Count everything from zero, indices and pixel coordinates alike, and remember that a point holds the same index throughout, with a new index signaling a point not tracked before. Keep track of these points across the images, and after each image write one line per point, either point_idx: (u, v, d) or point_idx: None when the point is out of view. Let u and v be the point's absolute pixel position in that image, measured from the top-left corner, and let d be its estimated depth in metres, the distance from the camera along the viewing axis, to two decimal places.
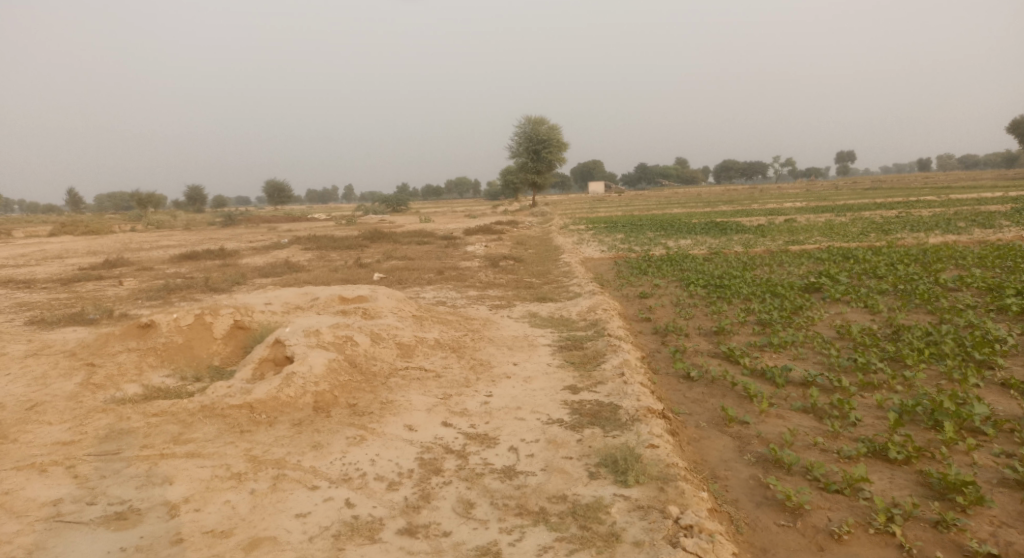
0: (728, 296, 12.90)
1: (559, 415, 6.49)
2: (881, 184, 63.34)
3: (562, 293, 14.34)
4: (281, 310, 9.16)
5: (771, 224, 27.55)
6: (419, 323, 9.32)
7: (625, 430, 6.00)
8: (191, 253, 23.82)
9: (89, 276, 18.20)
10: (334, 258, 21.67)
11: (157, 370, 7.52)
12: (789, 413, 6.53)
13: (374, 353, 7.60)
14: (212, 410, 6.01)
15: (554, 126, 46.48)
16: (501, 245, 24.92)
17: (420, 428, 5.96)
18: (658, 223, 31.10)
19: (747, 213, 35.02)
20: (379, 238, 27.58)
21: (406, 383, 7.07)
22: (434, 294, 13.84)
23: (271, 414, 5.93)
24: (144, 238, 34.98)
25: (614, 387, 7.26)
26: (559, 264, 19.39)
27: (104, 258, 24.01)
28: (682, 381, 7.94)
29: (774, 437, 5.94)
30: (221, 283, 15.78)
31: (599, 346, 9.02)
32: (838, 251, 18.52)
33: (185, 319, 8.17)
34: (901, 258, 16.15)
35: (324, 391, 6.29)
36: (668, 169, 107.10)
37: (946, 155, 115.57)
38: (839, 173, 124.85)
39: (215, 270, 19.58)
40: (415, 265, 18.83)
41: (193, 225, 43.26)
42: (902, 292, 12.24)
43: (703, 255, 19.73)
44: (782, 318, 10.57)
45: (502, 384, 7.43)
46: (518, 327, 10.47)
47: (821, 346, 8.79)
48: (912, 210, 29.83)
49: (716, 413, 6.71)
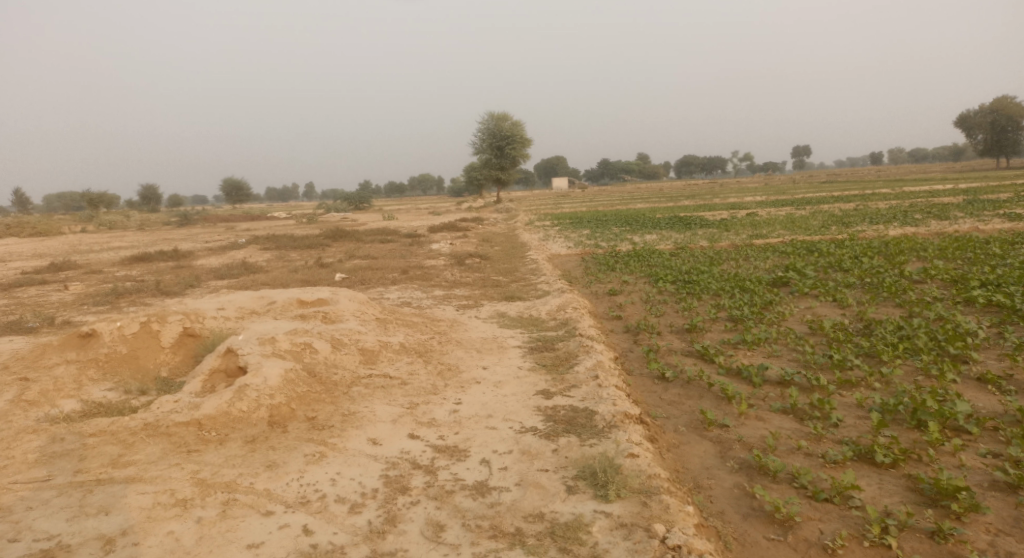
0: (698, 292, 12.77)
1: (533, 423, 6.17)
2: (837, 178, 64.91)
3: (530, 291, 14.01)
4: (235, 315, 8.63)
5: (734, 218, 27.76)
6: (383, 327, 8.89)
7: (602, 439, 5.71)
8: (143, 255, 22.77)
9: (32, 281, 17.17)
10: (294, 258, 20.95)
11: (97, 384, 6.91)
12: (769, 415, 6.38)
13: (335, 360, 7.17)
14: (156, 429, 5.42)
15: (517, 122, 46.16)
16: (467, 242, 24.51)
17: (385, 442, 5.57)
18: (623, 218, 31.06)
19: (710, 207, 35.35)
20: (341, 237, 26.86)
21: (369, 392, 6.65)
22: (399, 294, 13.38)
23: (222, 431, 5.44)
24: (94, 239, 33.52)
25: (588, 390, 6.97)
26: (526, 261, 19.10)
27: (48, 261, 22.78)
28: (657, 382, 7.71)
29: (756, 442, 5.76)
30: (174, 286, 15.02)
31: (571, 347, 8.73)
32: (802, 244, 18.66)
33: (130, 327, 7.58)
34: (864, 251, 16.32)
35: (279, 404, 5.84)
36: (631, 164, 107.88)
37: (898, 149, 119.01)
38: (797, 167, 127.64)
39: (168, 272, 18.72)
40: (379, 264, 18.31)
41: (147, 225, 41.73)
42: (869, 285, 12.30)
43: (670, 250, 19.67)
44: (754, 314, 10.45)
45: (471, 390, 7.07)
46: (486, 328, 10.11)
47: (795, 342, 8.70)
48: (870, 203, 30.43)
49: (694, 416, 6.49)
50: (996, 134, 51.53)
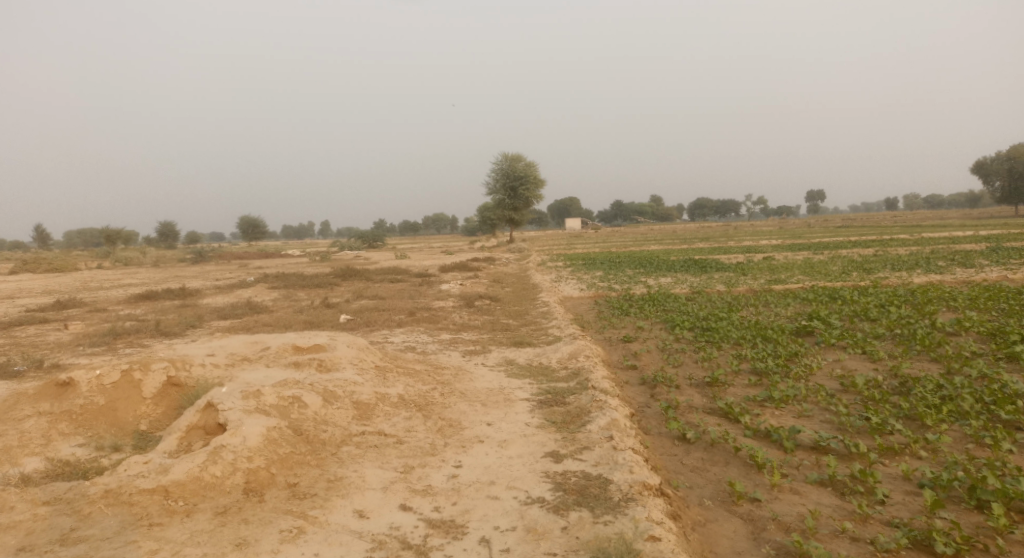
0: (717, 341, 12.10)
1: (540, 492, 5.53)
2: (852, 222, 64.36)
3: (541, 336, 13.41)
4: (225, 363, 8.10)
5: (751, 263, 27.10)
6: (382, 376, 8.31)
7: (618, 515, 5.06)
8: (150, 292, 22.48)
9: (33, 319, 16.81)
10: (301, 298, 20.55)
11: (68, 439, 6.35)
12: (805, 488, 5.72)
13: (326, 416, 6.59)
14: (117, 496, 4.80)
15: (531, 163, 46.32)
16: (477, 283, 24.05)
17: (374, 516, 4.96)
18: (637, 260, 30.53)
19: (725, 250, 34.78)
20: (350, 276, 26.50)
21: (360, 453, 6.05)
22: (404, 339, 12.83)
23: (191, 500, 4.83)
24: (106, 275, 33.42)
25: (602, 454, 6.33)
26: (537, 304, 18.57)
27: (56, 298, 22.58)
28: (677, 444, 7.05)
29: (793, 522, 5.11)
30: (174, 326, 14.56)
31: (583, 401, 8.09)
32: (823, 291, 17.99)
33: (110, 376, 7.05)
34: (889, 299, 15.64)
35: (258, 469, 5.25)
36: (645, 206, 107.95)
37: (913, 194, 118.26)
38: (810, 211, 127.08)
39: (172, 311, 18.30)
40: (386, 306, 17.82)
41: (162, 262, 41.76)
42: (899, 337, 11.60)
43: (686, 294, 19.06)
44: (780, 367, 9.76)
45: (473, 451, 6.44)
46: (493, 378, 9.49)
47: (827, 402, 8.02)
48: (889, 249, 29.71)
49: (721, 487, 5.84)
50: (1014, 180, 50.76)
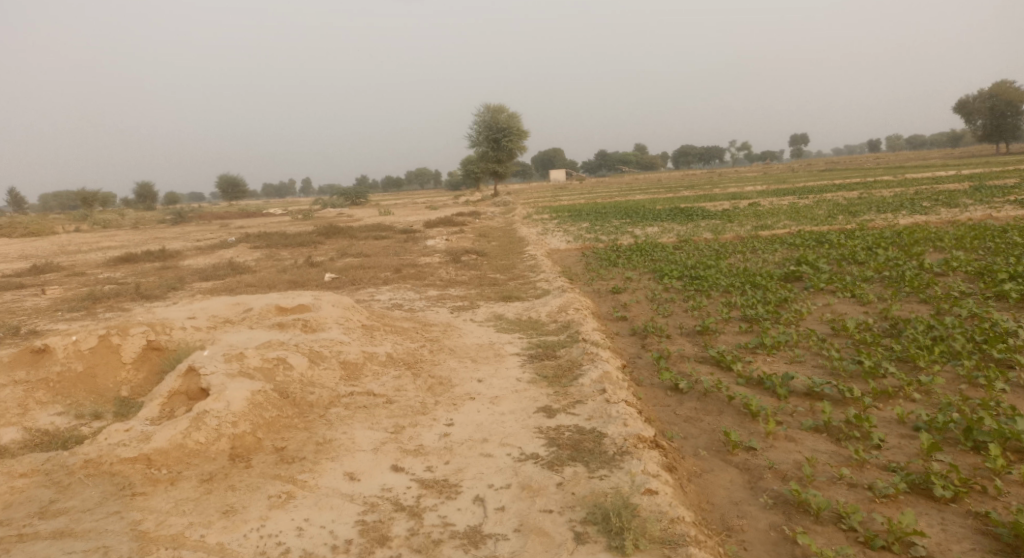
0: (707, 289, 12.02)
1: (534, 448, 5.45)
2: (836, 166, 64.22)
3: (529, 290, 13.26)
4: (207, 326, 7.86)
5: (736, 209, 26.93)
6: (369, 335, 8.13)
7: (613, 470, 5.00)
8: (129, 255, 21.97)
9: (9, 285, 16.36)
10: (284, 257, 20.18)
11: (46, 408, 6.14)
12: (800, 434, 5.70)
13: (313, 378, 6.43)
14: (97, 466, 4.63)
15: (514, 114, 45.37)
16: (463, 238, 23.76)
17: (365, 478, 4.85)
18: (623, 210, 30.27)
19: (711, 197, 34.57)
20: (334, 233, 26.06)
21: (349, 415, 5.91)
22: (391, 296, 12.63)
23: (175, 468, 4.67)
24: (84, 239, 32.67)
25: (595, 407, 6.25)
26: (524, 257, 18.37)
27: (32, 262, 22.03)
28: (670, 394, 6.99)
29: (790, 470, 5.08)
30: (155, 289, 14.22)
31: (575, 354, 7.99)
32: (810, 235, 17.91)
33: (87, 342, 6.80)
34: (876, 241, 15.61)
35: (243, 434, 5.10)
36: (629, 155, 106.88)
37: (896, 136, 117.99)
38: (794, 156, 126.74)
39: (153, 273, 17.89)
40: (371, 263, 17.53)
41: (142, 223, 40.89)
42: (888, 279, 11.57)
43: (674, 243, 18.93)
44: (770, 313, 9.70)
45: (465, 408, 6.33)
46: (482, 333, 9.36)
47: (819, 347, 7.98)
48: (874, 191, 29.65)
49: (715, 437, 5.81)
50: (996, 119, 50.66)
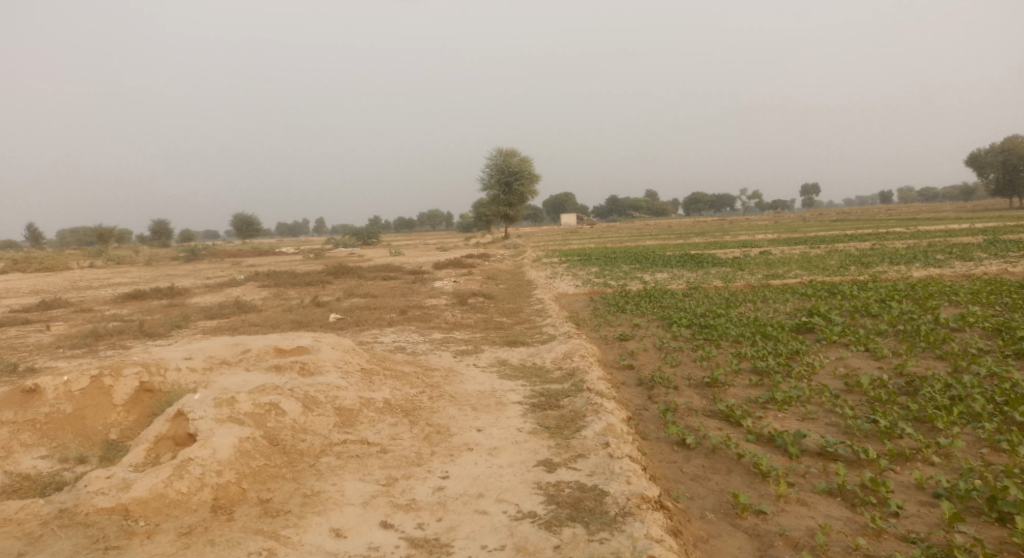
0: (716, 339, 11.76)
1: (532, 506, 5.19)
2: (847, 216, 64.12)
3: (535, 335, 13.04)
4: (203, 367, 7.71)
5: (747, 257, 26.77)
6: (367, 380, 7.94)
7: (614, 533, 4.72)
8: (138, 291, 22.02)
9: (16, 319, 16.35)
10: (291, 296, 20.14)
11: (30, 451, 5.97)
12: (813, 498, 5.41)
13: (305, 424, 6.23)
14: (72, 517, 4.43)
15: (526, 159, 45.85)
16: (471, 280, 23.68)
17: (352, 535, 4.61)
18: (633, 256, 30.18)
19: (721, 245, 34.47)
20: (343, 273, 26.08)
21: (341, 465, 5.68)
22: (394, 339, 12.46)
23: (153, 519, 4.46)
24: (96, 274, 32.88)
25: (597, 462, 5.98)
26: (531, 301, 18.21)
27: (42, 297, 22.12)
28: (676, 450, 6.71)
29: (802, 538, 4.79)
30: (159, 327, 14.13)
31: (578, 404, 7.74)
32: (822, 285, 17.66)
33: (78, 382, 6.66)
34: (889, 293, 15.34)
35: (228, 483, 4.89)
36: (640, 201, 107.45)
37: (907, 187, 118.15)
38: (805, 205, 126.98)
39: (160, 310, 17.86)
40: (378, 304, 17.42)
41: (155, 260, 41.25)
42: (902, 333, 11.28)
43: (683, 290, 18.72)
44: (781, 366, 9.42)
45: (462, 460, 6.09)
46: (484, 379, 9.14)
47: (832, 403, 7.70)
48: (886, 242, 29.42)
49: (723, 498, 5.52)
50: (1009, 173, 50.60)
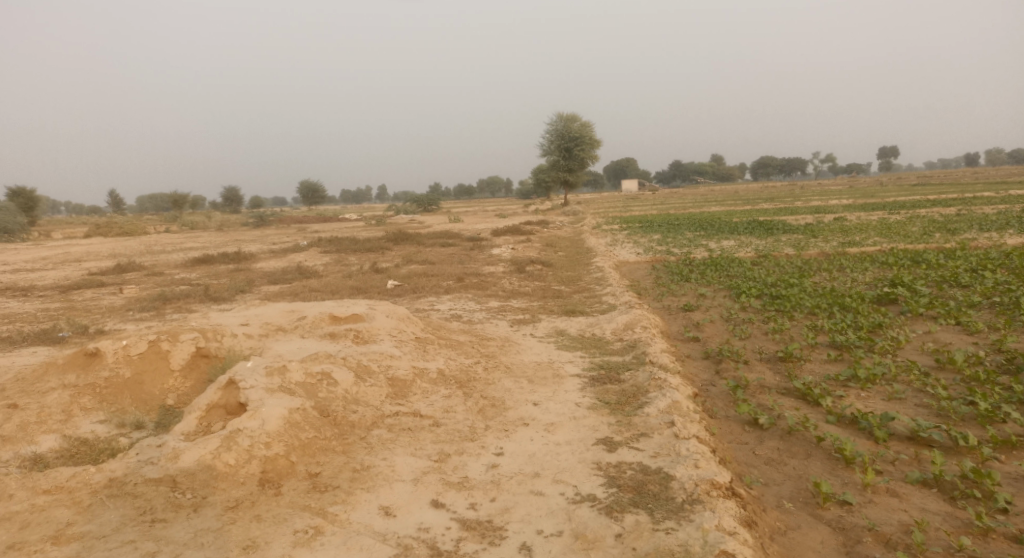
0: (788, 310, 11.02)
1: (591, 488, 4.86)
2: (927, 180, 60.16)
3: (594, 304, 12.58)
4: (258, 334, 7.68)
5: (820, 223, 25.28)
6: (422, 349, 7.73)
7: (681, 522, 4.34)
8: (206, 256, 22.69)
9: (94, 282, 17.06)
10: (351, 263, 20.28)
11: (90, 415, 6.05)
12: (906, 488, 4.85)
13: (357, 396, 6.07)
14: (121, 487, 4.40)
15: (587, 123, 44.67)
16: (529, 247, 23.29)
17: (401, 514, 4.39)
18: (696, 222, 29.03)
19: (791, 211, 32.76)
20: (402, 240, 26.16)
21: (391, 438, 5.49)
22: (450, 307, 12.26)
23: (200, 492, 4.36)
24: (171, 239, 34.22)
25: (662, 443, 5.58)
26: (590, 269, 17.70)
27: (119, 261, 23.10)
28: (748, 430, 6.22)
29: (897, 537, 4.26)
30: (224, 292, 14.42)
31: (640, 379, 7.32)
32: (905, 253, 16.41)
33: (137, 347, 6.71)
34: (982, 262, 14.06)
35: (276, 456, 4.76)
36: (704, 165, 103.62)
37: (996, 146, 109.78)
38: (882, 168, 119.89)
39: (226, 276, 18.28)
40: (435, 271, 17.29)
41: (226, 226, 42.68)
42: (999, 306, 10.26)
43: (751, 258, 17.78)
44: (863, 340, 8.68)
45: (517, 435, 5.80)
46: (541, 350, 8.80)
47: (922, 382, 7.00)
48: (974, 207, 27.24)
49: (802, 486, 5.03)
50: None
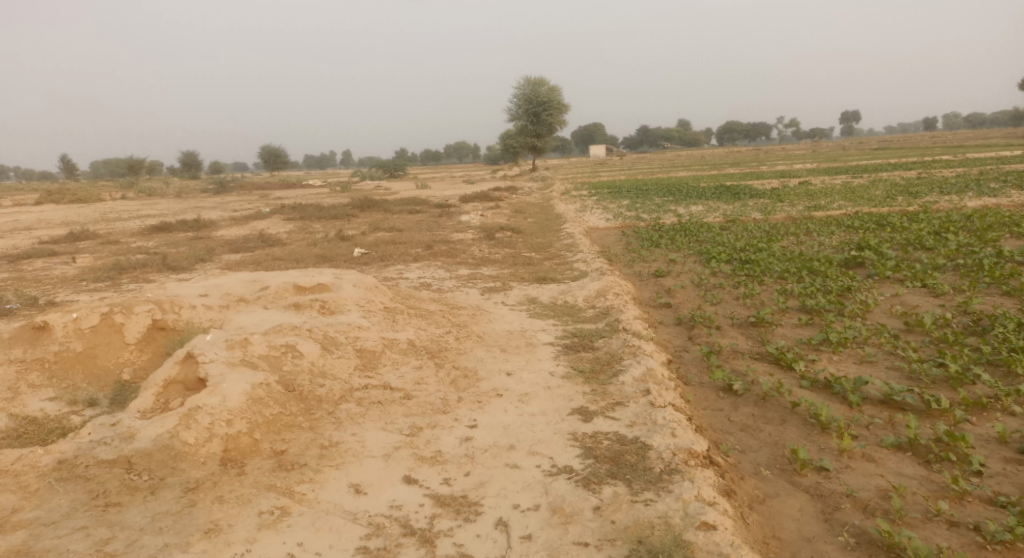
0: (758, 275, 11.03)
1: (568, 459, 4.75)
2: (887, 144, 61.32)
3: (565, 271, 12.44)
4: (219, 306, 7.33)
5: (786, 188, 25.49)
6: (391, 320, 7.50)
7: (660, 493, 4.26)
8: (164, 224, 21.84)
9: (44, 251, 16.26)
10: (316, 230, 19.75)
11: (38, 393, 5.70)
12: (881, 452, 4.87)
13: (324, 368, 5.84)
14: (70, 469, 4.12)
15: (555, 87, 44.02)
16: (498, 213, 23.00)
17: (373, 492, 4.22)
18: (665, 187, 29.01)
19: (758, 175, 32.98)
20: (368, 207, 25.58)
21: (361, 412, 5.29)
22: (419, 275, 11.98)
23: (157, 474, 4.11)
24: (127, 207, 32.92)
25: (638, 411, 5.50)
26: (560, 235, 17.54)
27: (71, 229, 22.13)
28: (723, 396, 6.19)
29: (875, 503, 4.27)
30: (183, 261, 13.86)
31: (614, 346, 7.23)
32: (870, 217, 16.61)
33: (88, 320, 6.30)
34: (944, 225, 14.29)
35: (239, 434, 4.51)
36: (672, 130, 103.66)
37: (953, 111, 112.23)
38: (844, 133, 121.65)
39: (185, 244, 17.62)
40: (403, 238, 16.92)
41: (185, 192, 41.29)
42: (962, 268, 10.43)
43: (719, 223, 17.81)
44: (833, 304, 8.72)
45: (491, 407, 5.66)
46: (514, 318, 8.64)
47: (892, 345, 7.06)
48: (933, 171, 27.76)
49: (779, 453, 5.01)
50: None
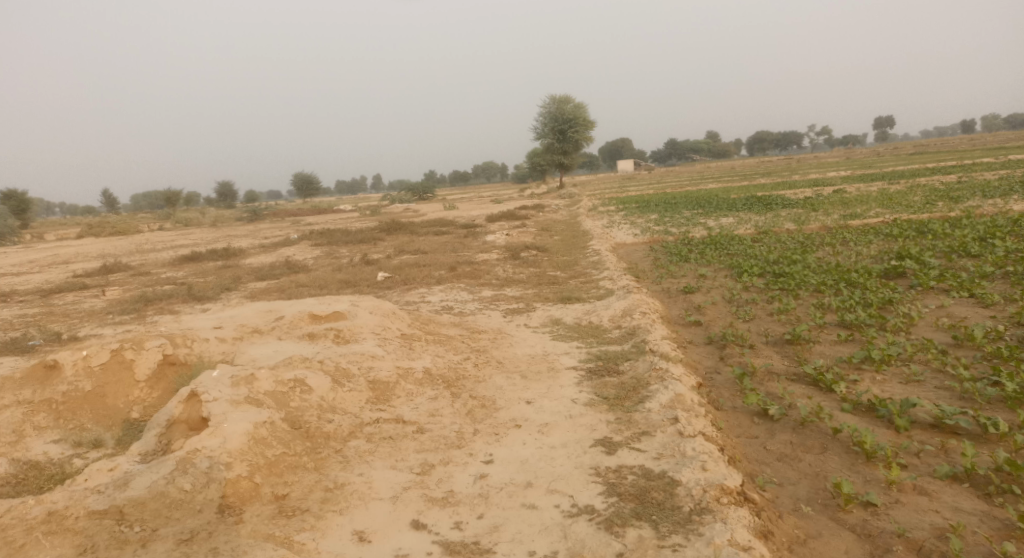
0: (793, 289, 10.53)
1: (588, 498, 4.41)
2: (924, 148, 59.54)
3: (591, 290, 12.09)
4: (232, 338, 7.19)
5: (820, 196, 24.74)
6: (407, 347, 7.26)
7: (689, 538, 3.90)
8: (195, 253, 22.14)
9: (78, 284, 16.52)
10: (342, 255, 19.75)
11: (45, 435, 5.59)
12: (936, 484, 4.41)
13: (334, 403, 5.61)
14: (60, 521, 3.93)
15: (580, 103, 43.87)
16: (524, 232, 22.77)
17: (377, 539, 3.95)
18: (693, 200, 28.45)
19: (790, 185, 32.21)
20: (395, 229, 25.61)
21: (370, 449, 5.04)
22: (442, 298, 11.75)
23: (150, 524, 3.92)
24: (163, 237, 33.62)
25: (665, 442, 5.12)
26: (587, 253, 17.18)
27: (106, 262, 22.57)
28: (758, 422, 5.76)
29: (932, 546, 3.82)
30: (209, 290, 13.90)
31: (640, 370, 6.86)
32: (909, 224, 15.89)
33: (98, 357, 6.20)
34: (990, 229, 13.55)
35: (238, 478, 4.27)
36: (700, 142, 102.59)
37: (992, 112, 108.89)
38: (878, 138, 118.85)
39: (213, 273, 17.75)
40: (427, 261, 16.76)
41: (220, 221, 42.13)
42: (1012, 275, 9.78)
43: (751, 235, 17.26)
44: (874, 318, 8.20)
45: (507, 440, 5.34)
46: (535, 342, 8.33)
47: (940, 362, 6.55)
48: (974, 174, 26.71)
49: (820, 486, 4.59)
50: None
